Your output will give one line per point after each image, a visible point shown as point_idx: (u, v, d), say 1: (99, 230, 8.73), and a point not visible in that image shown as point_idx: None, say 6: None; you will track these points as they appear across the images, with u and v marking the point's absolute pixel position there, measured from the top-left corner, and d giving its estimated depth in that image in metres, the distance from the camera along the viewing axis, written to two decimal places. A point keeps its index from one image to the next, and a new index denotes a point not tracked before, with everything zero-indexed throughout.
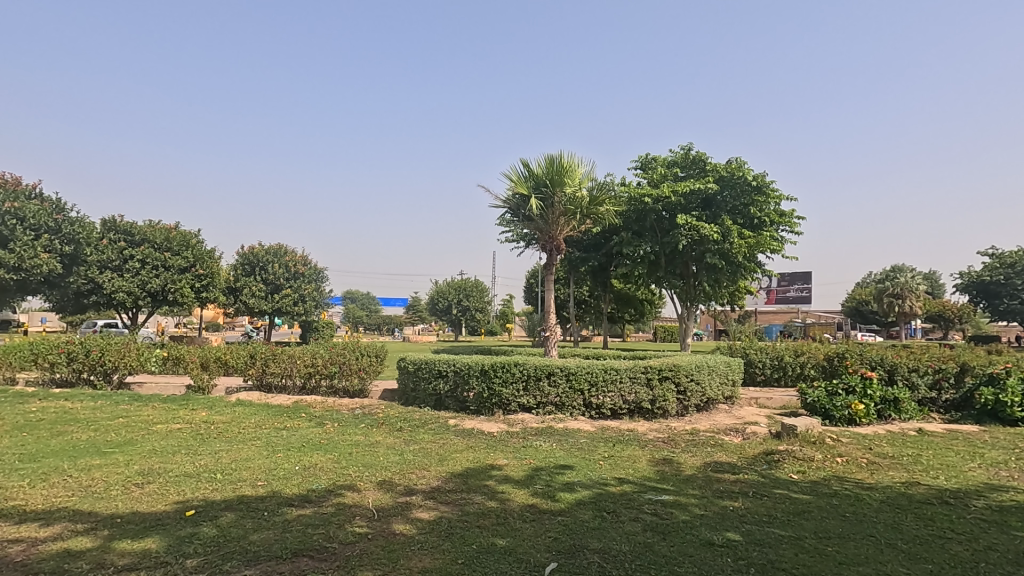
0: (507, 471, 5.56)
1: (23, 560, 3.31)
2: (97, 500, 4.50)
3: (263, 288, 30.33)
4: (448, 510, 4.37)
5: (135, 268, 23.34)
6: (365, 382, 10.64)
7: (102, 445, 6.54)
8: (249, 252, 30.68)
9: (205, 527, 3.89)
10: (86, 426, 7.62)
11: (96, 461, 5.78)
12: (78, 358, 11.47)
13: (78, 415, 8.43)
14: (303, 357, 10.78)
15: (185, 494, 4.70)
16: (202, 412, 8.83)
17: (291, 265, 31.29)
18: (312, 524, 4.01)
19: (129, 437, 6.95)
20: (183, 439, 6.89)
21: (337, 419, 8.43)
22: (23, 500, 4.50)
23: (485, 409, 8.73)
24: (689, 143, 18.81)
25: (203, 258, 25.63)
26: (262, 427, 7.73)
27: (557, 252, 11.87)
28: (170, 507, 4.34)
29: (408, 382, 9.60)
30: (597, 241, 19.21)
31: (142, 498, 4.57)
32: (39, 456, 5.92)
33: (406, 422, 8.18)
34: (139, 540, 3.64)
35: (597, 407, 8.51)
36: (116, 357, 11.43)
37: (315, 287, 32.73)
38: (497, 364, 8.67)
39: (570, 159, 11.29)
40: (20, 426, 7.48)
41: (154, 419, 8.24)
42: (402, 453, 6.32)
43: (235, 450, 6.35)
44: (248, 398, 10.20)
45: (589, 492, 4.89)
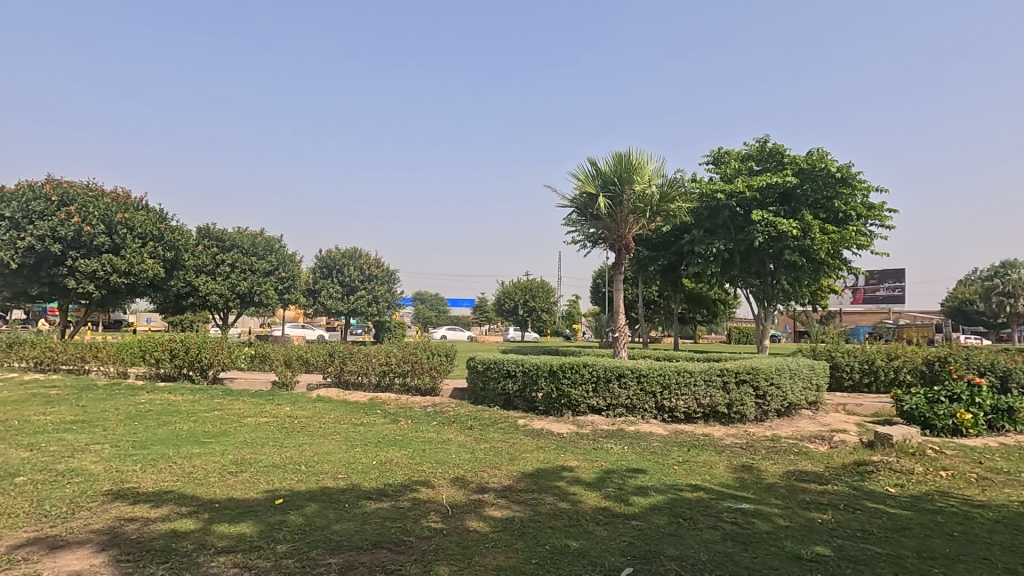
0: (578, 473, 5.51)
1: (136, 538, 3.63)
2: (198, 485, 4.89)
3: (339, 289, 31.89)
4: (520, 509, 4.39)
5: (226, 272, 26.06)
6: (436, 381, 10.90)
7: (202, 435, 7.10)
8: (327, 255, 32.44)
9: (293, 515, 4.13)
10: (186, 418, 8.28)
11: (196, 450, 6.28)
12: (179, 355, 12.48)
13: (180, 407, 9.22)
14: (378, 356, 11.22)
15: (274, 483, 5.01)
16: (287, 407, 9.38)
17: (365, 268, 32.75)
18: (390, 518, 4.14)
19: (224, 429, 7.49)
20: (270, 432, 7.34)
21: (411, 416, 8.70)
22: (137, 483, 4.97)
23: (553, 410, 8.70)
24: (765, 135, 17.86)
25: (285, 262, 28.69)
26: (341, 423, 8.11)
27: (626, 251, 11.63)
28: (261, 495, 4.64)
29: (477, 382, 9.70)
30: (667, 240, 18.81)
31: (236, 485, 4.92)
32: (149, 444, 6.51)
33: (477, 421, 8.30)
34: (234, 524, 3.91)
35: (669, 410, 8.28)
36: (210, 355, 12.40)
37: (388, 289, 33.85)
38: (566, 365, 8.61)
39: (639, 156, 11.04)
40: (132, 416, 8.26)
41: (245, 412, 8.85)
42: (474, 451, 6.43)
43: (317, 444, 6.70)
44: (328, 395, 10.71)
45: (664, 497, 4.76)
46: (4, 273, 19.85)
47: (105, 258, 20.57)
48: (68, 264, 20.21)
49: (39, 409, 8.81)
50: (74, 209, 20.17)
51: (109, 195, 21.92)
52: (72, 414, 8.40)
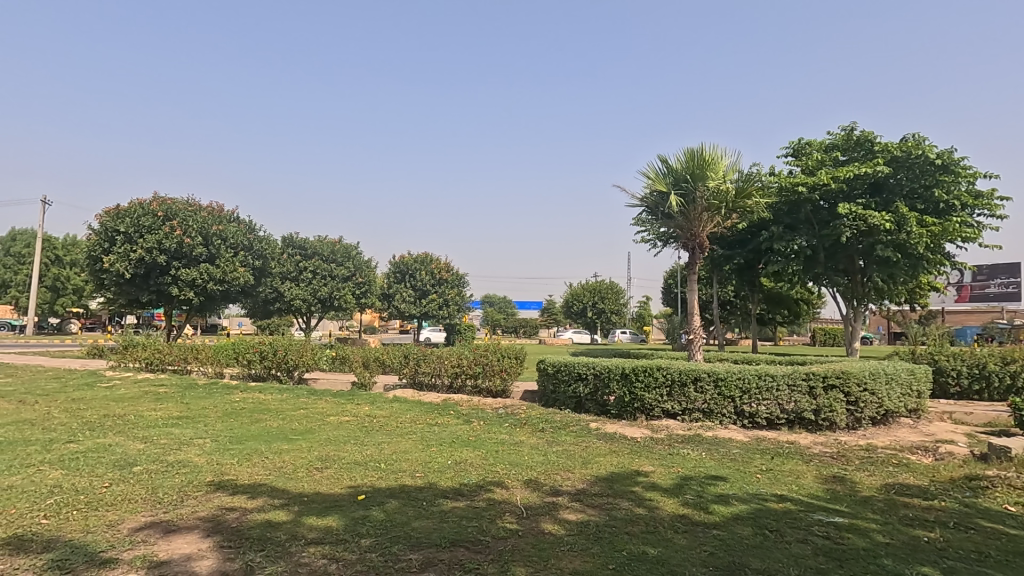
0: (654, 478, 5.37)
1: (236, 526, 3.92)
2: (288, 479, 5.21)
3: (412, 293, 32.94)
4: (595, 514, 4.34)
5: (308, 278, 27.68)
6: (507, 383, 11.00)
7: (290, 432, 7.56)
8: (400, 260, 33.59)
9: (374, 511, 4.30)
10: (276, 415, 8.84)
11: (286, 446, 6.69)
12: (268, 357, 13.36)
13: (270, 405, 9.86)
14: (450, 358, 11.47)
15: (356, 479, 5.24)
16: (366, 407, 9.80)
17: (436, 272, 33.57)
18: (466, 517, 4.22)
19: (310, 427, 7.94)
20: (351, 430, 7.69)
21: (483, 417, 8.83)
22: (235, 475, 5.37)
23: (626, 414, 8.54)
24: (852, 123, 16.67)
25: (361, 268, 29.56)
26: (417, 423, 8.36)
27: (700, 250, 11.22)
28: (344, 491, 4.87)
29: (548, 385, 9.68)
30: (743, 237, 17.99)
31: (323, 481, 5.20)
32: (244, 439, 7.01)
33: (548, 423, 8.30)
34: (323, 517, 4.13)
35: (750, 415, 7.91)
36: (296, 357, 13.17)
37: (459, 292, 34.52)
38: (639, 368, 8.43)
39: (712, 151, 10.65)
40: (228, 413, 8.93)
41: (328, 411, 9.33)
42: (546, 454, 6.43)
43: (394, 442, 6.95)
44: (404, 395, 11.09)
45: (747, 506, 4.54)
46: (119, 282, 22.05)
47: (203, 268, 22.42)
48: (172, 273, 22.13)
49: (150, 405, 9.71)
50: (177, 223, 22.09)
51: (206, 209, 23.79)
52: (178, 410, 9.20)
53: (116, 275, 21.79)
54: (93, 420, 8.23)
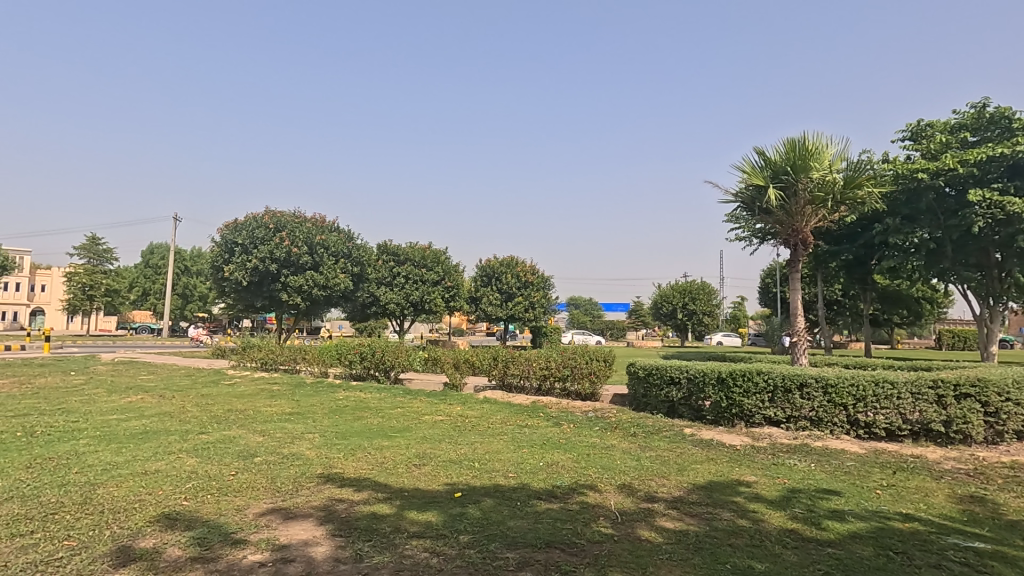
0: (757, 489, 5.08)
1: (346, 516, 4.19)
2: (390, 474, 5.49)
3: (499, 296, 33.49)
4: (695, 523, 4.18)
5: (401, 283, 29.03)
6: (595, 386, 10.89)
7: (389, 429, 7.97)
8: (487, 264, 34.27)
9: (470, 509, 4.43)
10: (376, 413, 9.35)
11: (386, 443, 7.06)
12: (367, 358, 14.16)
13: (370, 403, 10.44)
14: (539, 360, 11.53)
15: (452, 477, 5.42)
16: (458, 407, 10.09)
17: (522, 275, 33.87)
18: (560, 519, 4.23)
19: (407, 425, 8.32)
20: (445, 430, 7.97)
21: (573, 420, 8.79)
22: (342, 468, 5.74)
23: (723, 420, 8.14)
24: (984, 99, 14.82)
25: (450, 272, 30.53)
26: (507, 424, 8.50)
27: (803, 246, 10.47)
28: (442, 488, 5.06)
29: (638, 388, 9.45)
30: (852, 231, 16.55)
31: (421, 477, 5.42)
32: (349, 435, 7.48)
33: (640, 428, 8.10)
34: (423, 512, 4.30)
35: (866, 425, 7.26)
36: (392, 358, 13.84)
37: (544, 294, 34.64)
38: (736, 372, 8.00)
39: (816, 140, 9.92)
40: (334, 410, 9.57)
41: (423, 411, 9.73)
42: (639, 459, 6.28)
43: (487, 442, 7.10)
44: (493, 397, 11.30)
45: (865, 524, 4.17)
46: (238, 289, 24.34)
47: (308, 275, 24.20)
48: (281, 280, 24.09)
49: (266, 401, 10.64)
50: (285, 234, 24.01)
51: (310, 220, 25.64)
52: (290, 406, 10.01)
53: (236, 283, 24.07)
54: (219, 414, 9.15)
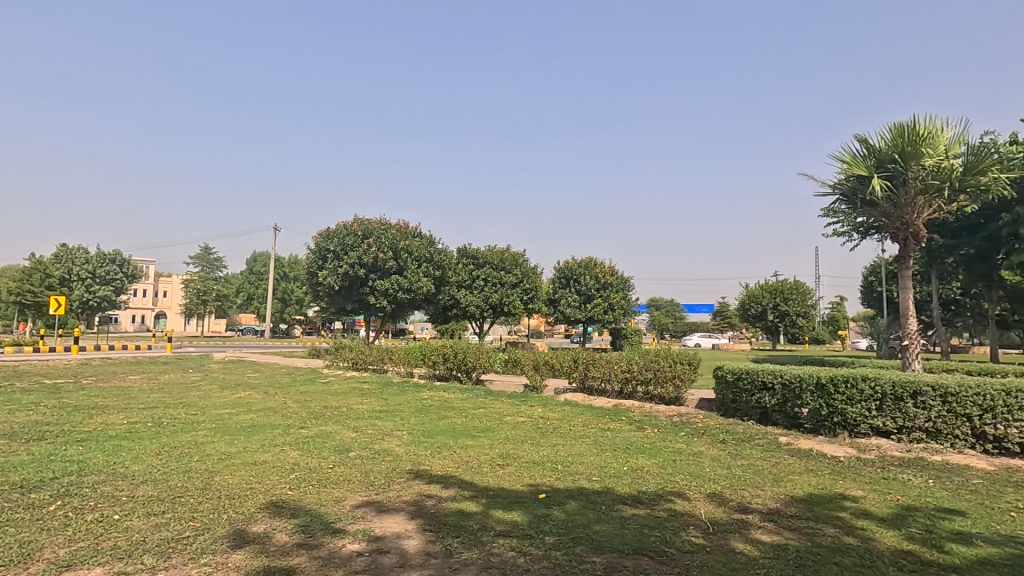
0: (865, 505, 4.69)
1: (435, 512, 4.34)
2: (475, 473, 5.62)
3: (577, 298, 33.27)
4: (794, 538, 3.93)
5: (481, 285, 29.59)
6: (680, 390, 10.54)
7: (473, 429, 8.16)
8: (565, 266, 34.16)
9: (555, 510, 4.43)
10: (460, 413, 9.60)
11: (470, 442, 7.23)
12: (450, 359, 14.57)
13: (454, 403, 10.73)
14: (620, 363, 11.33)
15: (536, 478, 5.45)
16: (539, 409, 10.14)
17: (601, 276, 33.44)
18: (648, 526, 4.13)
19: (490, 425, 8.47)
20: (527, 431, 8.02)
21: (657, 425, 8.56)
22: (430, 465, 5.95)
23: (823, 429, 7.59)
24: None
25: (528, 275, 30.78)
26: (589, 427, 8.42)
27: (914, 241, 9.54)
28: (526, 488, 5.10)
29: (726, 394, 9.01)
30: (974, 222, 14.85)
31: (505, 477, 5.50)
32: (435, 433, 7.74)
33: (729, 434, 7.74)
34: (508, 512, 4.36)
35: (995, 439, 6.50)
36: (474, 359, 14.15)
37: (624, 296, 34.01)
38: (838, 378, 7.42)
39: (928, 124, 9.04)
40: (420, 410, 9.94)
41: (505, 412, 9.86)
42: (730, 467, 6.00)
43: (569, 445, 7.08)
44: (574, 399, 11.24)
45: (997, 550, 3.73)
46: (331, 293, 25.89)
47: (394, 279, 25.30)
48: (369, 284, 25.36)
49: (357, 399, 11.22)
50: (372, 241, 25.26)
51: (395, 227, 26.79)
52: (379, 404, 10.51)
53: (329, 287, 25.63)
54: (317, 410, 9.79)
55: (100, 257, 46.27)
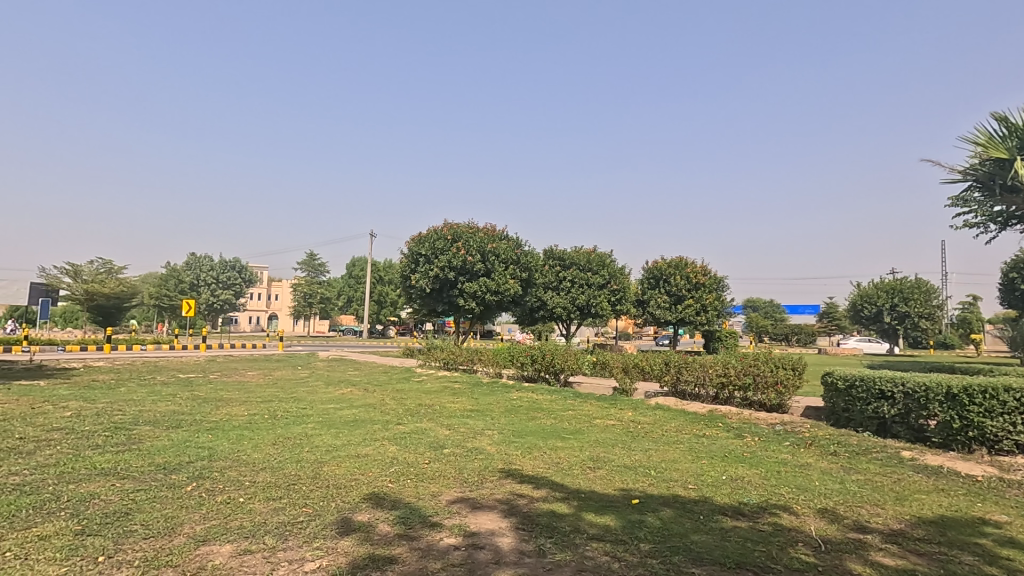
0: (1010, 532, 4.13)
1: (526, 511, 4.38)
2: (566, 475, 5.60)
3: (667, 299, 32.21)
4: (924, 563, 3.54)
5: (567, 287, 29.49)
6: (784, 397, 9.87)
7: (562, 431, 8.14)
8: (654, 266, 33.19)
9: (650, 517, 4.31)
10: (549, 415, 9.61)
11: (560, 444, 7.22)
12: (538, 360, 14.65)
13: (542, 405, 10.77)
14: (715, 367, 10.80)
15: (628, 483, 5.33)
16: (630, 413, 9.91)
17: (692, 276, 32.14)
18: (751, 539, 3.90)
19: (579, 428, 8.40)
20: (617, 434, 7.87)
21: (758, 433, 8.08)
22: (520, 465, 6.01)
23: (956, 444, 6.78)
24: None
25: (615, 275, 30.28)
26: (683, 432, 8.11)
27: None
28: (618, 493, 5.00)
29: (837, 402, 8.31)
30: None
31: (596, 480, 5.43)
32: (525, 434, 7.81)
33: (841, 446, 7.13)
34: (600, 515, 4.30)
35: None
36: (561, 361, 14.12)
37: (717, 296, 32.48)
38: (974, 387, 6.63)
39: None
40: (509, 410, 10.08)
41: (594, 414, 9.74)
42: (843, 481, 5.53)
43: (662, 450, 6.86)
44: (666, 404, 10.88)
45: None
46: (423, 296, 26.95)
47: (482, 281, 25.88)
48: (459, 286, 26.13)
49: (449, 398, 11.58)
50: (461, 245, 26.00)
51: (483, 230, 27.38)
52: (470, 404, 10.78)
53: (421, 290, 26.69)
54: (412, 408, 10.22)
55: (222, 264, 51.38)
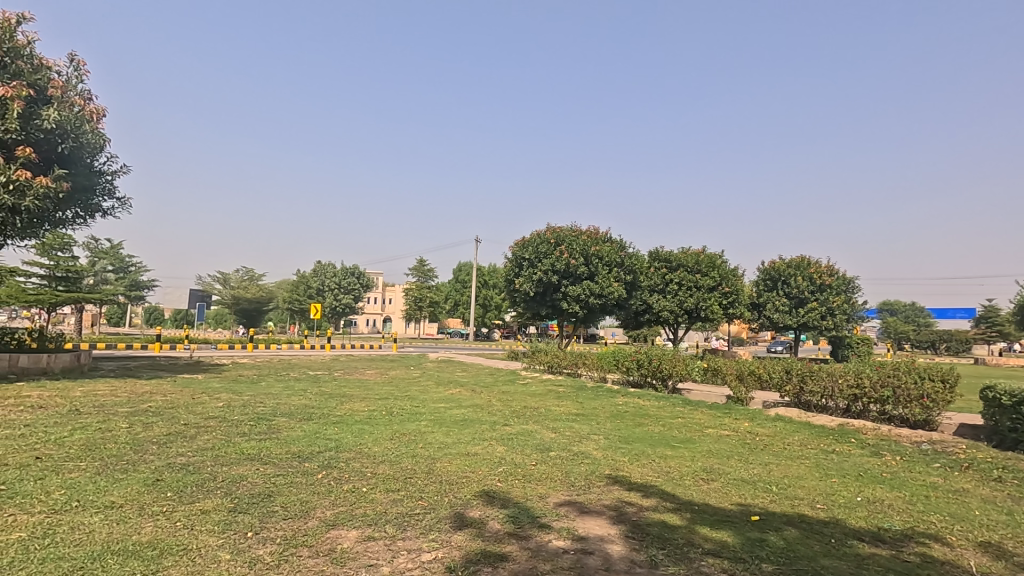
0: None
1: (635, 520, 4.27)
2: (677, 485, 5.39)
3: (787, 302, 29.83)
4: None
5: (674, 290, 28.37)
6: (932, 413, 8.74)
7: (672, 439, 7.84)
8: (771, 267, 30.88)
9: (772, 536, 4.01)
10: (657, 422, 9.30)
11: (670, 452, 6.96)
12: (644, 365, 14.22)
13: (649, 411, 10.45)
14: (846, 376, 9.81)
15: (746, 498, 5.01)
16: (746, 423, 9.31)
17: (815, 277, 29.49)
18: (894, 569, 3.49)
19: (691, 437, 8.04)
20: (733, 446, 7.43)
21: (900, 451, 7.22)
22: (628, 472, 5.88)
23: None
24: None
25: (727, 277, 28.62)
26: (808, 446, 7.47)
27: None
28: (735, 507, 4.72)
29: (1001, 420, 7.21)
30: None
31: (711, 493, 5.17)
32: (632, 440, 7.63)
33: (1008, 471, 6.17)
34: (716, 530, 4.09)
35: None
36: (669, 366, 13.60)
37: (846, 299, 29.55)
38: None
39: None
40: (615, 415, 9.89)
41: (706, 423, 9.27)
42: (1010, 512, 4.78)
43: (784, 465, 6.37)
44: (788, 415, 10.07)
45: None
46: (527, 300, 27.28)
47: (585, 284, 25.70)
48: (562, 290, 26.14)
49: (554, 401, 11.62)
50: (564, 248, 25.98)
51: (586, 233, 27.16)
52: (575, 408, 10.73)
53: (525, 293, 27.03)
54: (518, 410, 10.38)
55: (344, 271, 55.71)
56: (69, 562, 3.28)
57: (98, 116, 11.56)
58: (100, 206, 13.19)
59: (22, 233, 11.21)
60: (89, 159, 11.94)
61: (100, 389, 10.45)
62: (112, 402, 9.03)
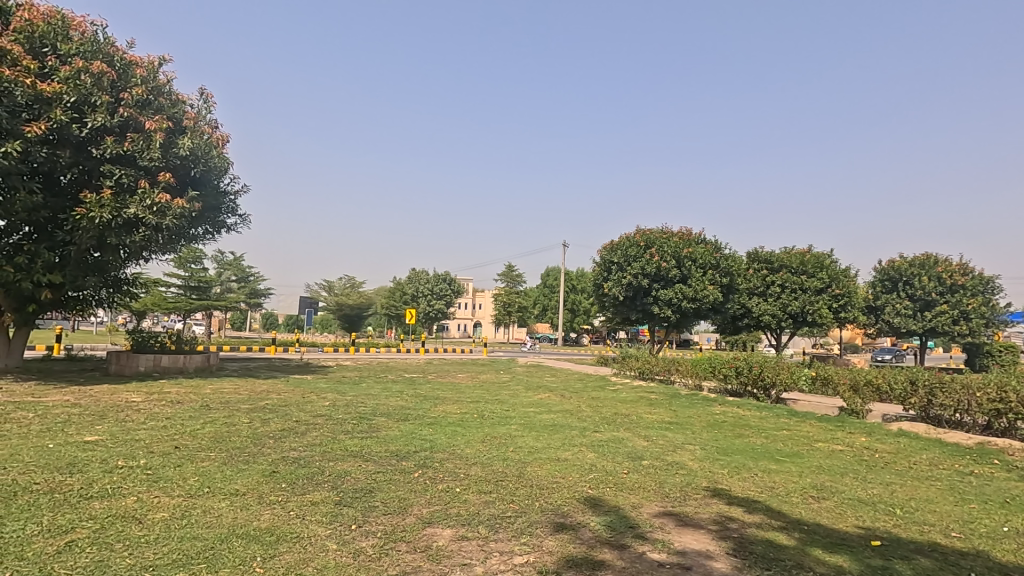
0: None
1: (737, 536, 4.03)
2: (783, 502, 5.01)
3: (910, 305, 26.89)
4: None
5: (777, 292, 26.57)
6: None
7: (776, 452, 7.31)
8: (889, 266, 27.93)
9: (897, 565, 3.62)
10: (759, 433, 8.73)
11: (774, 466, 6.49)
12: (744, 373, 13.42)
13: (750, 422, 9.83)
14: (985, 389, 8.66)
15: (866, 521, 4.56)
16: (863, 438, 8.48)
17: (945, 276, 26.37)
18: None
19: (798, 450, 7.46)
20: (847, 462, 6.79)
21: None
22: (728, 485, 5.56)
23: None
24: None
25: (837, 278, 26.41)
26: (939, 466, 6.66)
27: None
28: (852, 530, 4.31)
29: None
30: None
31: (823, 512, 4.75)
32: (732, 452, 7.21)
33: None
34: (830, 553, 3.75)
35: None
36: (772, 374, 12.74)
37: (983, 301, 26.19)
38: None
39: None
40: (712, 425, 9.42)
41: (815, 436, 8.55)
42: None
43: (910, 486, 5.72)
44: (914, 431, 9.06)
45: None
46: (616, 304, 26.76)
47: (677, 287, 24.81)
48: (653, 293, 25.37)
49: (646, 408, 11.28)
50: (654, 250, 25.20)
51: (677, 234, 26.18)
52: (669, 416, 10.34)
53: (614, 298, 26.54)
54: (609, 416, 10.19)
55: (436, 278, 57.75)
56: (202, 542, 3.66)
57: (223, 142, 12.91)
58: (225, 222, 14.67)
59: (163, 248, 12.73)
60: (216, 180, 13.32)
61: (226, 387, 11.63)
62: (236, 399, 10.00)
